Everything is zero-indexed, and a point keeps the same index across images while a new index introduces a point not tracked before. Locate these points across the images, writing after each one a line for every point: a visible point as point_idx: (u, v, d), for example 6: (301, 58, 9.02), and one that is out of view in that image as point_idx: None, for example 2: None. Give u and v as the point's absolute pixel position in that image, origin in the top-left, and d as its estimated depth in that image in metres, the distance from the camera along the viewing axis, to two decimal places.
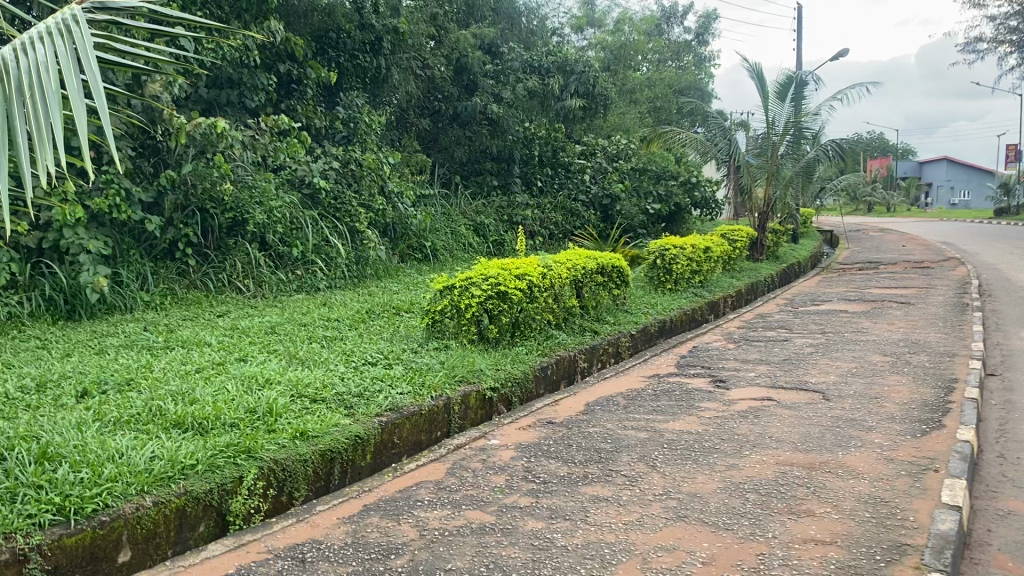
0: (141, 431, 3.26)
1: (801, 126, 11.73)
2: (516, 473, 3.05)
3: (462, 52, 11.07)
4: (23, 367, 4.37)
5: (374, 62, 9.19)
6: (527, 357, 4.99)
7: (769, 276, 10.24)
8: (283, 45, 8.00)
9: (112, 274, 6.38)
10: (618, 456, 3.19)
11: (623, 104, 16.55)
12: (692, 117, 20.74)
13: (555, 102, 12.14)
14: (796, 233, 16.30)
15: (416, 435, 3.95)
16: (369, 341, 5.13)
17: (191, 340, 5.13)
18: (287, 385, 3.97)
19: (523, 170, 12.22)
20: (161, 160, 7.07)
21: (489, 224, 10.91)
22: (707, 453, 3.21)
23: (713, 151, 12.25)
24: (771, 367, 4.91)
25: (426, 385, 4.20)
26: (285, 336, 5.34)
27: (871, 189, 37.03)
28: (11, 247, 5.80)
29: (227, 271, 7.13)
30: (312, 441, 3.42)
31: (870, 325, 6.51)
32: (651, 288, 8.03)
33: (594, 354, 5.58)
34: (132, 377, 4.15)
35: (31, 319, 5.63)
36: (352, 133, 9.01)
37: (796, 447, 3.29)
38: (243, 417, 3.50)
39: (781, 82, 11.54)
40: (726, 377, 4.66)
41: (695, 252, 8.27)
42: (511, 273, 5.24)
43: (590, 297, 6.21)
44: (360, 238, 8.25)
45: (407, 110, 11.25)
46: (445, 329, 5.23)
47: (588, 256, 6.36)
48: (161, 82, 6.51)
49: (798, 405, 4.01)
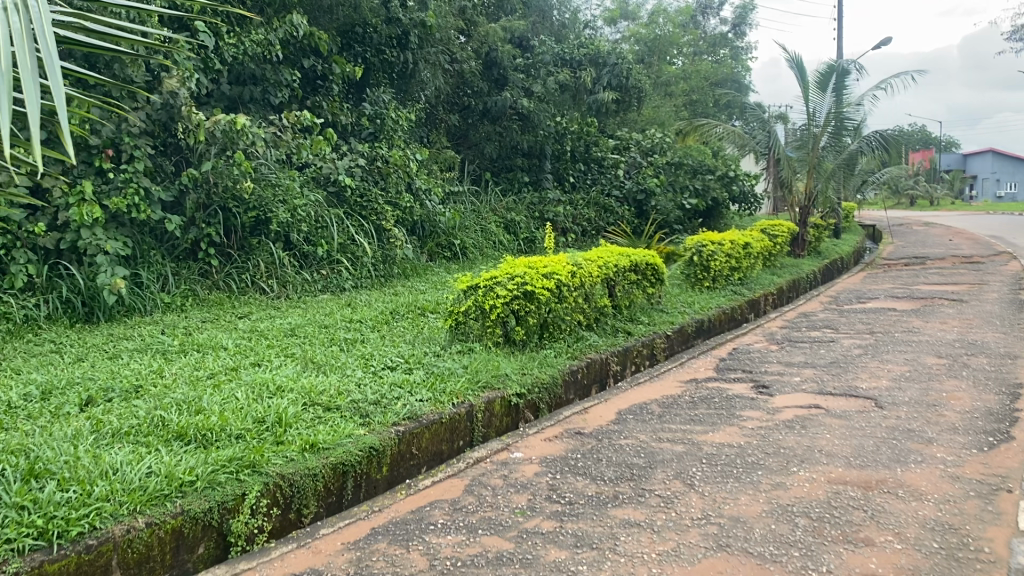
0: (139, 444, 3.06)
1: (844, 117, 11.30)
2: (539, 492, 2.78)
3: (491, 45, 10.85)
4: (31, 373, 4.21)
5: (400, 57, 8.99)
6: (556, 360, 4.72)
7: (812, 272, 9.88)
8: (306, 40, 7.79)
9: (132, 275, 6.24)
10: (652, 473, 2.91)
11: (659, 97, 16.18)
12: (730, 110, 20.28)
13: (588, 95, 11.81)
14: (839, 227, 15.84)
15: (436, 445, 3.71)
16: (391, 344, 4.90)
17: (207, 344, 4.94)
18: (300, 393, 3.75)
19: (554, 166, 11.96)
20: (183, 158, 6.93)
21: (520, 221, 10.68)
22: (750, 470, 2.91)
23: (752, 144, 11.80)
24: (817, 371, 4.58)
25: (448, 391, 3.96)
26: (305, 338, 5.14)
27: (914, 182, 36.21)
28: (27, 248, 5.69)
29: (251, 272, 6.95)
30: (323, 453, 3.20)
31: (922, 325, 6.12)
32: (688, 286, 7.71)
33: (627, 356, 5.30)
34: (141, 384, 3.96)
35: (48, 322, 5.51)
36: (379, 129, 8.70)
37: (850, 463, 2.98)
38: (251, 428, 3.29)
39: (822, 72, 11.11)
40: (769, 383, 4.34)
41: (734, 248, 7.94)
42: (539, 271, 4.97)
43: (623, 297, 5.93)
44: (387, 237, 8.04)
45: (436, 107, 10.99)
46: (468, 331, 4.98)
47: (621, 253, 6.08)
48: (178, 78, 6.32)
49: (849, 413, 3.68)
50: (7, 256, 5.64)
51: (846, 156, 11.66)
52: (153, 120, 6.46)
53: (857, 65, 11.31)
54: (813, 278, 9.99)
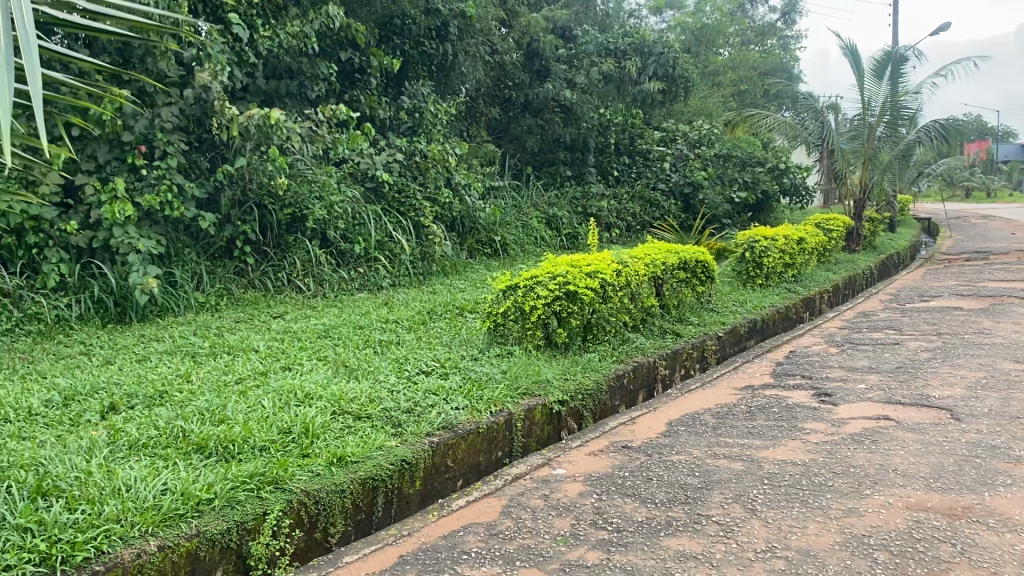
0: (157, 457, 2.88)
1: (901, 106, 10.79)
2: (583, 517, 2.53)
3: (533, 36, 10.58)
4: (56, 378, 4.07)
5: (439, 49, 8.78)
6: (600, 364, 4.45)
7: (868, 267, 9.46)
8: (343, 31, 7.58)
9: (166, 274, 6.13)
10: (708, 496, 2.64)
11: (706, 88, 15.76)
12: (780, 100, 19.73)
13: (633, 86, 11.49)
14: (894, 222, 15.29)
15: (473, 456, 3.49)
16: (427, 346, 4.69)
17: (238, 346, 4.77)
18: (329, 400, 3.53)
19: (597, 159, 11.67)
20: (218, 155, 6.79)
21: (563, 216, 10.44)
22: (818, 493, 2.62)
23: (803, 135, 11.53)
24: (883, 378, 4.24)
25: (485, 398, 3.73)
26: (339, 340, 4.95)
27: (969, 173, 35.07)
28: (60, 247, 5.61)
29: (287, 270, 6.81)
30: (351, 467, 2.98)
31: (995, 326, 5.71)
32: (739, 284, 7.38)
33: (676, 359, 5.00)
34: (166, 390, 3.80)
35: (80, 323, 5.42)
36: (418, 123, 8.49)
37: (930, 485, 2.65)
38: (276, 439, 3.08)
39: (878, 60, 10.62)
40: (831, 391, 4.02)
41: (789, 244, 7.60)
42: (582, 270, 4.71)
43: (671, 296, 5.64)
44: (426, 233, 7.84)
45: (477, 100, 10.71)
46: (508, 334, 4.75)
47: (669, 250, 5.80)
48: (210, 71, 6.17)
49: (923, 426, 3.34)
50: (39, 255, 5.56)
51: (904, 146, 11.18)
52: (187, 115, 6.33)
53: (915, 52, 10.80)
54: (869, 274, 9.56)
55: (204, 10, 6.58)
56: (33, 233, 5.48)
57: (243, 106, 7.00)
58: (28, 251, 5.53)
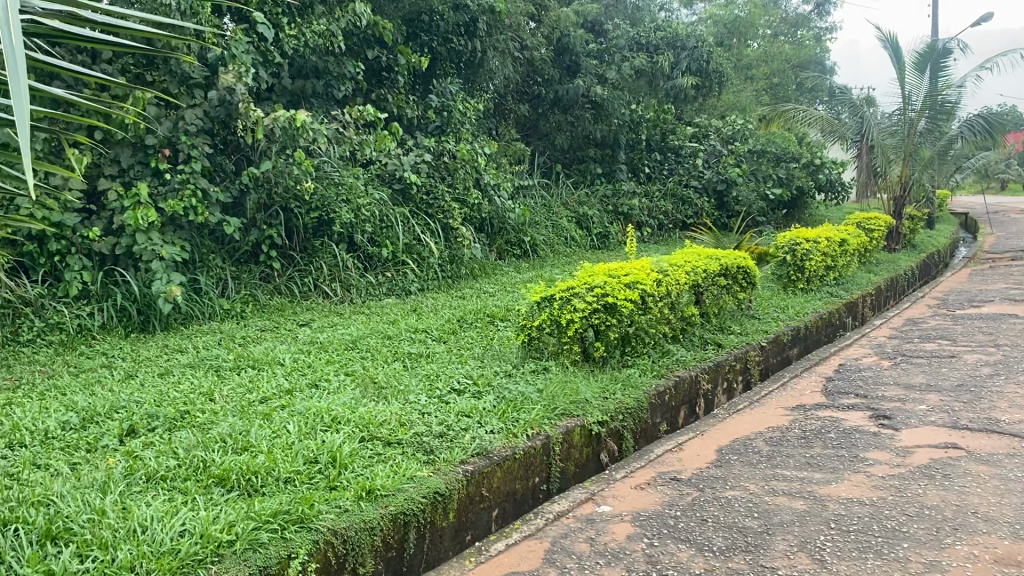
0: (176, 492, 2.70)
1: (943, 100, 10.37)
2: (635, 568, 2.33)
3: (563, 31, 10.31)
4: (74, 396, 3.91)
5: (468, 45, 8.57)
6: (641, 380, 4.22)
7: (910, 268, 9.14)
8: (370, 29, 7.37)
9: (190, 280, 6.00)
10: (771, 543, 2.43)
11: (739, 82, 15.40)
12: (814, 93, 19.26)
13: (665, 81, 11.17)
14: (933, 218, 14.86)
15: (509, 484, 3.28)
16: (458, 361, 4.49)
17: (263, 359, 4.59)
18: (358, 425, 3.33)
19: (628, 156, 11.40)
20: (243, 157, 6.62)
21: (593, 216, 10.21)
22: (892, 542, 2.39)
23: (842, 131, 11.06)
24: (944, 398, 3.97)
25: (521, 421, 3.51)
26: (367, 352, 4.75)
27: (1007, 167, 34.22)
28: (82, 255, 5.49)
29: (314, 275, 6.64)
30: (381, 501, 2.78)
31: None
32: (780, 288, 7.08)
33: (719, 372, 4.75)
34: (188, 411, 3.63)
35: (102, 332, 5.30)
36: (446, 122, 8.26)
37: (1017, 533, 2.41)
38: (302, 470, 2.90)
39: (921, 52, 10.15)
40: (890, 413, 3.77)
41: (830, 246, 7.32)
42: (620, 280, 4.49)
43: (712, 303, 5.39)
44: (454, 235, 7.64)
45: (506, 97, 10.45)
46: (543, 348, 4.54)
47: (709, 256, 5.57)
48: (235, 72, 6.01)
49: (998, 457, 3.09)
50: (61, 263, 5.44)
51: (947, 141, 10.79)
52: (212, 117, 6.18)
53: (960, 43, 10.32)
54: (912, 275, 9.23)
55: (230, 9, 6.42)
56: (55, 240, 5.36)
57: (268, 107, 6.83)
58: (50, 258, 5.41)
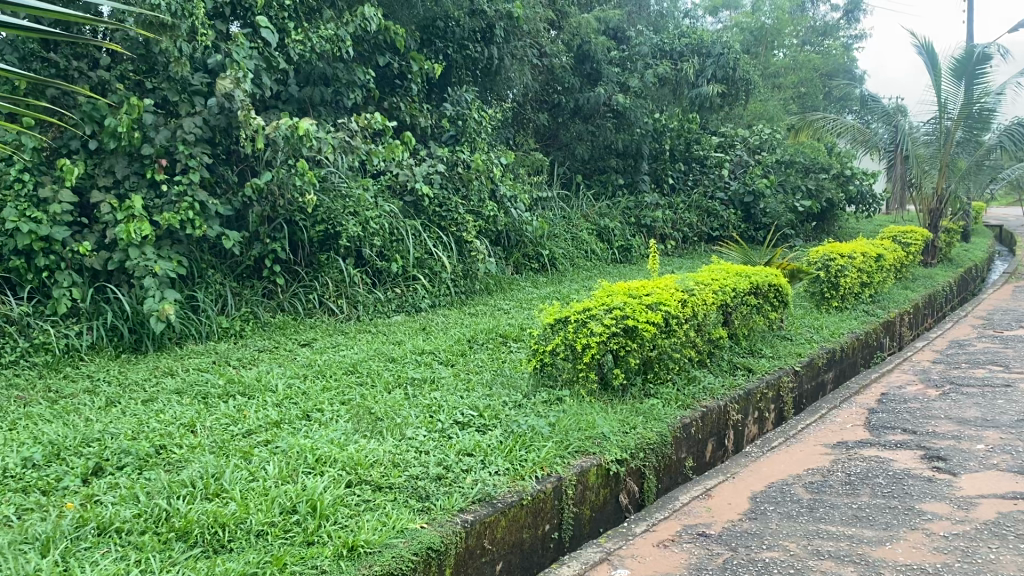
0: (130, 549, 2.37)
1: (981, 108, 9.87)
2: None
3: (584, 38, 9.88)
4: (44, 427, 3.60)
5: (484, 52, 8.25)
6: (664, 411, 3.82)
7: (949, 285, 8.65)
8: (382, 33, 7.03)
9: (187, 297, 5.71)
10: None
11: (765, 90, 14.98)
12: (843, 103, 18.79)
13: (690, 89, 10.79)
14: (970, 232, 14.27)
15: (516, 534, 2.88)
16: (465, 388, 4.14)
17: (255, 385, 4.26)
18: (346, 467, 2.98)
19: (652, 167, 11.03)
20: (247, 167, 6.33)
21: (615, 228, 9.83)
22: None
23: (874, 140, 10.64)
24: (1006, 436, 3.55)
25: (529, 462, 3.13)
26: (366, 378, 4.41)
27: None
28: (72, 270, 5.22)
29: (318, 291, 6.31)
30: (365, 560, 2.38)
31: None
32: (813, 306, 6.66)
33: (749, 401, 4.34)
34: (163, 446, 3.29)
35: (91, 353, 5.01)
36: (461, 132, 7.94)
37: None
38: (277, 522, 2.55)
39: (959, 59, 9.62)
40: (945, 454, 3.36)
41: (867, 262, 6.90)
42: (641, 301, 4.10)
43: (741, 324, 4.99)
44: (469, 249, 7.31)
45: (524, 106, 10.10)
46: (556, 374, 4.16)
47: (738, 274, 5.17)
48: (233, 78, 5.64)
49: None
50: (50, 279, 5.17)
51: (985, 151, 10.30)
52: (212, 125, 5.88)
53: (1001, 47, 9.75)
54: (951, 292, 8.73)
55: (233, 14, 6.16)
56: (43, 254, 5.08)
57: (274, 115, 6.54)
58: (38, 274, 5.13)
